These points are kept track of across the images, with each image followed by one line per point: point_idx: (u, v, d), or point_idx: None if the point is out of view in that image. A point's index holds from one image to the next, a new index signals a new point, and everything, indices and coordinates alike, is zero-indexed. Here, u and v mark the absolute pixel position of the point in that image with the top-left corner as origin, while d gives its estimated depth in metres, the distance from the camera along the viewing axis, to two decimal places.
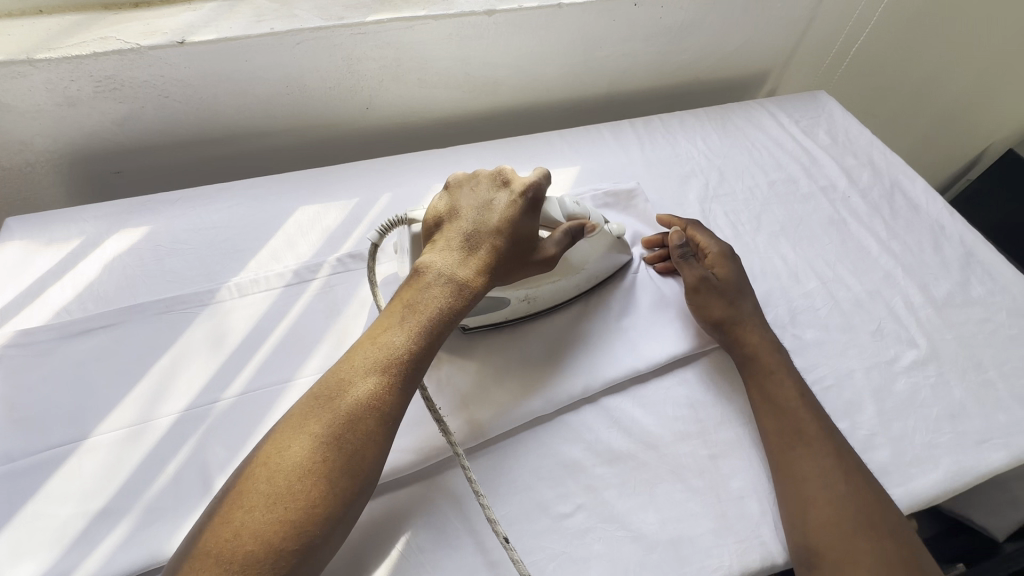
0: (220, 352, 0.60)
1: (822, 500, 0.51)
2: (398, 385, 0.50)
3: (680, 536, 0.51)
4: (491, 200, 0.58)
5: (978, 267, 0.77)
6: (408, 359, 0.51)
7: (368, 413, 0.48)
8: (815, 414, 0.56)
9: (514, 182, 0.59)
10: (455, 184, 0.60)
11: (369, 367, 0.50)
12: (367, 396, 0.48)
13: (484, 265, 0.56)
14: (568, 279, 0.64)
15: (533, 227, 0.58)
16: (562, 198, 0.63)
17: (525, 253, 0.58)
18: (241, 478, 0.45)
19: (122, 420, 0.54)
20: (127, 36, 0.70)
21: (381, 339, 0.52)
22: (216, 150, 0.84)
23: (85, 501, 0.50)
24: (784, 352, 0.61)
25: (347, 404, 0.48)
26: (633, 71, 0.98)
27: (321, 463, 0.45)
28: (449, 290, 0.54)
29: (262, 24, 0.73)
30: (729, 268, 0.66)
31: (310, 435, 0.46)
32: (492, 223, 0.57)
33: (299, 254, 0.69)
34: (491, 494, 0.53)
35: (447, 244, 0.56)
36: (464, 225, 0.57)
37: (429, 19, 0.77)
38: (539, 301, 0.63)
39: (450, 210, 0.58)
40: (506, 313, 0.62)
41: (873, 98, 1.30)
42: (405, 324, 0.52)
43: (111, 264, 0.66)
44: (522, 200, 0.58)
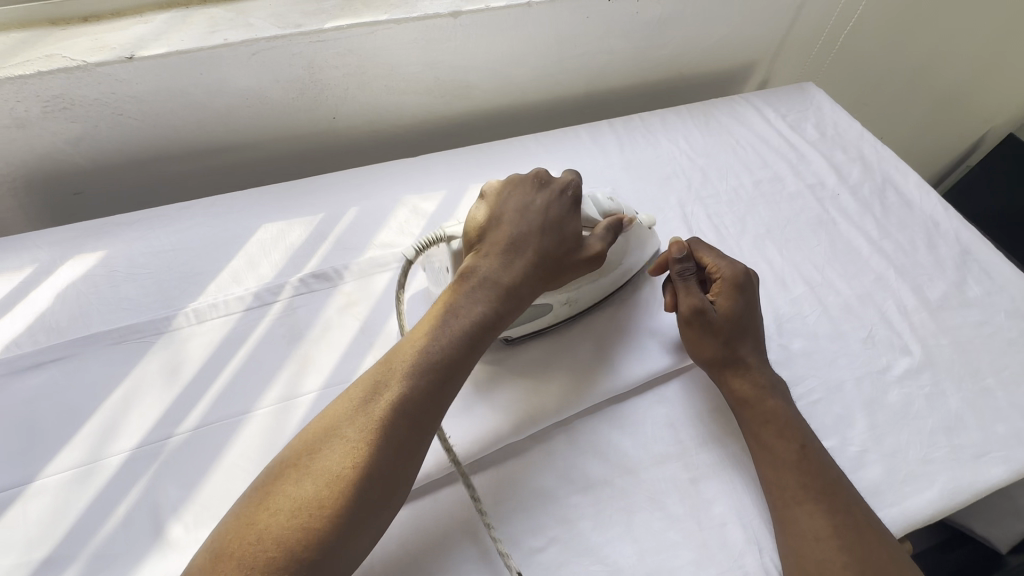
0: (175, 383, 0.57)
1: (835, 563, 0.46)
2: (434, 392, 0.48)
3: (659, 569, 0.48)
4: (531, 203, 0.58)
5: (974, 265, 0.74)
6: (445, 365, 0.49)
7: (404, 419, 0.46)
8: (819, 466, 0.51)
9: (556, 185, 0.59)
10: (493, 189, 0.59)
11: (406, 369, 0.48)
12: (402, 399, 0.47)
13: (525, 268, 0.55)
14: (607, 277, 0.62)
15: (576, 230, 0.57)
16: (594, 195, 0.61)
17: (569, 252, 0.56)
18: (269, 480, 0.44)
19: (71, 460, 0.52)
20: (73, 52, 0.66)
21: (418, 342, 0.50)
22: (178, 167, 0.81)
23: (30, 550, 0.47)
24: (784, 396, 0.56)
25: (381, 408, 0.46)
26: (612, 68, 0.95)
27: (352, 469, 0.43)
28: (489, 292, 0.53)
29: (215, 35, 0.70)
30: (736, 301, 0.59)
31: (344, 438, 0.44)
32: (533, 227, 0.56)
33: (260, 275, 0.66)
34: (459, 528, 0.50)
35: (489, 248, 0.55)
36: (506, 229, 0.56)
37: (391, 23, 0.74)
38: (581, 302, 0.62)
39: (492, 213, 0.57)
40: (551, 317, 0.61)
41: (865, 87, 1.26)
42: (444, 327, 0.51)
43: (63, 292, 0.63)
44: (563, 203, 0.58)
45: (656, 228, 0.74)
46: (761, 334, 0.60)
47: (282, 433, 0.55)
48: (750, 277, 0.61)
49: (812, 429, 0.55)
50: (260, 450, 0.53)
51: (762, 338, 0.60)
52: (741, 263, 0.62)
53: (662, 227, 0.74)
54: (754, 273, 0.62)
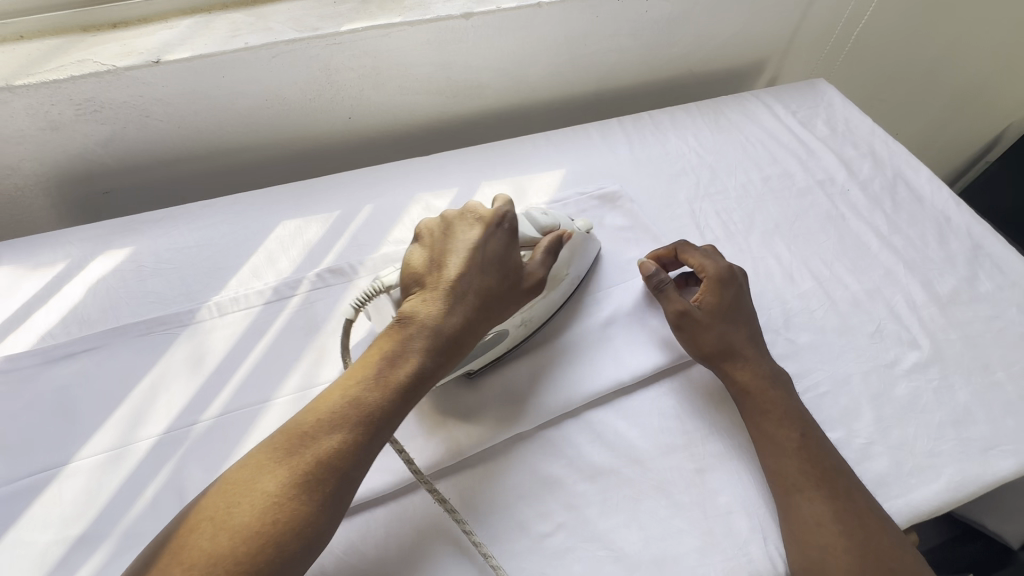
0: (200, 373, 0.60)
1: (836, 548, 0.48)
2: (363, 442, 0.46)
3: (664, 555, 0.50)
4: (473, 237, 0.55)
5: (986, 260, 0.74)
6: (376, 414, 0.47)
7: (328, 473, 0.44)
8: (818, 453, 0.53)
9: (494, 219, 0.56)
10: (433, 223, 0.56)
11: (332, 420, 0.46)
12: (327, 452, 0.45)
13: (467, 309, 0.52)
14: (557, 291, 0.62)
15: (516, 264, 0.55)
16: (530, 213, 0.60)
17: (509, 290, 0.55)
18: (185, 531, 0.42)
19: (103, 444, 0.55)
20: (103, 57, 0.70)
21: (346, 390, 0.47)
22: (201, 166, 0.84)
23: (66, 528, 0.50)
24: (784, 385, 0.57)
25: (304, 460, 0.44)
26: (621, 67, 0.96)
27: (269, 526, 0.42)
28: (426, 336, 0.50)
29: (237, 39, 0.73)
30: (723, 296, 0.60)
31: (263, 492, 0.43)
32: (474, 263, 0.53)
33: (279, 270, 0.69)
34: (470, 512, 0.51)
35: (427, 288, 0.52)
36: (446, 266, 0.53)
37: (404, 25, 0.76)
38: (535, 321, 0.61)
39: (430, 250, 0.54)
40: (508, 343, 0.59)
41: (879, 83, 1.25)
42: (378, 373, 0.48)
43: (93, 286, 0.66)
44: (506, 237, 0.55)
45: (664, 224, 0.75)
46: (754, 324, 0.61)
47: None
48: (736, 272, 0.63)
49: (812, 417, 0.56)
50: None
51: (757, 328, 0.61)
52: (723, 259, 0.64)
53: (671, 223, 0.75)
54: (738, 268, 0.64)
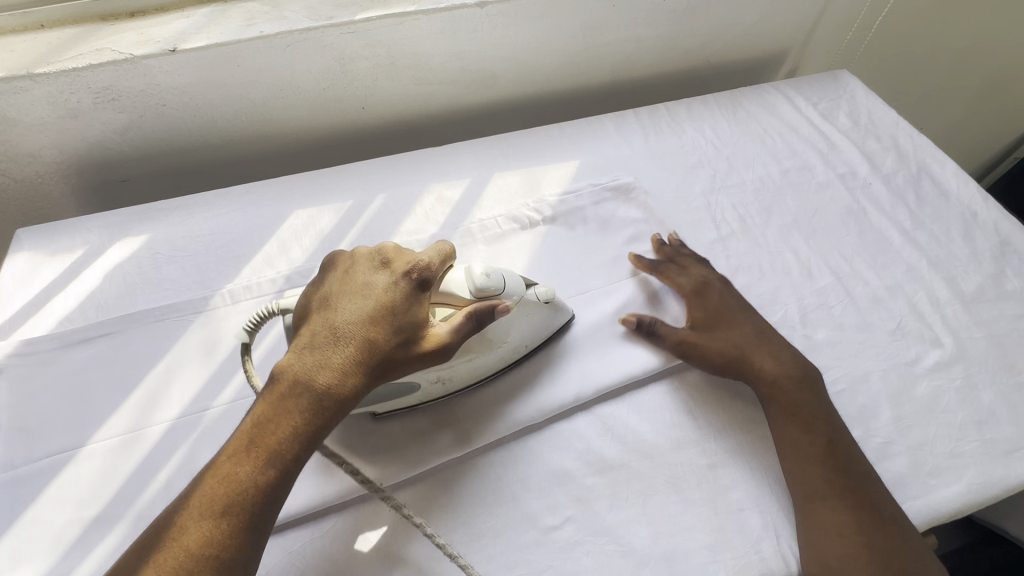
0: (212, 359, 0.60)
1: (859, 559, 0.46)
2: (239, 519, 0.43)
3: (674, 551, 0.49)
4: (367, 286, 0.51)
5: (1014, 258, 0.71)
6: (254, 487, 0.44)
7: (200, 560, 0.41)
8: (845, 461, 0.51)
9: (394, 262, 0.53)
10: (329, 273, 0.54)
11: (203, 504, 0.43)
12: (194, 542, 0.42)
13: (354, 366, 0.48)
14: (486, 356, 0.55)
15: (418, 310, 0.50)
16: (469, 269, 0.53)
17: (405, 343, 0.49)
18: None
19: (117, 428, 0.55)
20: (120, 46, 0.70)
21: (220, 468, 0.45)
22: (217, 155, 0.85)
23: (82, 507, 0.51)
24: (811, 384, 0.56)
25: (173, 553, 0.41)
26: (638, 57, 0.94)
27: None
28: (308, 400, 0.47)
29: (251, 28, 0.73)
30: (706, 305, 0.61)
31: None
32: (364, 313, 0.50)
33: (292, 259, 0.69)
34: (476, 504, 0.51)
35: (312, 342, 0.49)
36: (336, 317, 0.50)
37: (418, 14, 0.76)
38: (454, 382, 0.55)
39: (322, 302, 0.51)
40: (420, 395, 0.54)
41: (905, 75, 1.22)
42: (256, 444, 0.45)
43: (111, 272, 0.67)
44: (406, 280, 0.51)
45: (679, 217, 0.74)
46: (756, 318, 0.61)
47: None
48: (710, 276, 0.64)
49: (841, 422, 0.55)
50: None
51: (761, 322, 0.61)
52: (693, 266, 0.65)
53: (685, 216, 0.74)
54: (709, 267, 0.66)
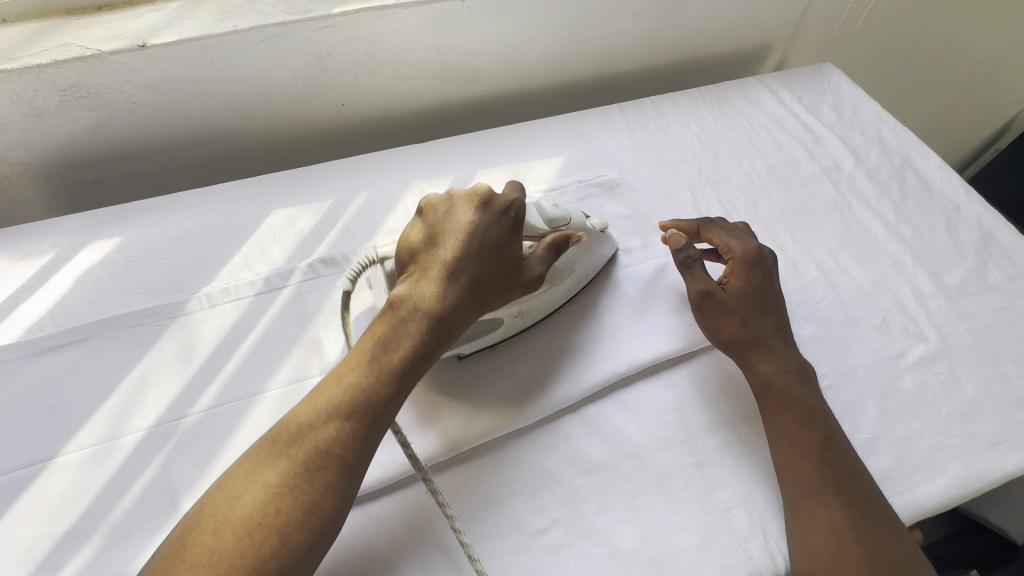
0: (189, 365, 0.59)
1: (849, 556, 0.46)
2: (361, 426, 0.46)
3: (661, 552, 0.49)
4: (466, 222, 0.54)
5: (996, 250, 0.72)
6: (375, 398, 0.47)
7: (329, 460, 0.44)
8: (841, 457, 0.50)
9: (492, 202, 0.55)
10: (430, 207, 0.56)
11: (328, 410, 0.46)
12: (323, 439, 0.45)
13: (461, 297, 0.52)
14: (561, 285, 0.60)
15: (518, 248, 0.54)
16: (539, 203, 0.58)
17: (506, 279, 0.53)
18: (191, 525, 0.42)
19: (90, 438, 0.54)
20: (87, 42, 0.68)
21: (343, 380, 0.48)
22: (193, 154, 0.83)
23: (53, 522, 0.49)
24: (810, 382, 0.55)
25: (302, 450, 0.44)
26: (622, 51, 0.93)
27: (272, 516, 0.42)
28: (422, 325, 0.50)
29: (224, 22, 0.70)
30: (747, 281, 0.58)
31: (265, 484, 0.43)
32: (469, 247, 0.53)
33: (271, 260, 0.68)
34: (462, 509, 0.50)
35: (421, 273, 0.52)
36: (442, 250, 0.53)
37: (397, 8, 0.74)
38: (534, 314, 0.59)
39: (424, 236, 0.54)
40: (504, 331, 0.58)
41: (889, 68, 1.22)
42: (374, 361, 0.49)
43: (82, 277, 0.65)
44: (505, 220, 0.54)
45: (665, 213, 0.73)
46: (781, 311, 0.59)
47: None
48: (766, 262, 0.61)
49: (835, 417, 0.54)
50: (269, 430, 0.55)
51: (784, 316, 0.59)
52: (749, 239, 0.62)
53: (672, 212, 0.73)
54: (767, 251, 0.62)
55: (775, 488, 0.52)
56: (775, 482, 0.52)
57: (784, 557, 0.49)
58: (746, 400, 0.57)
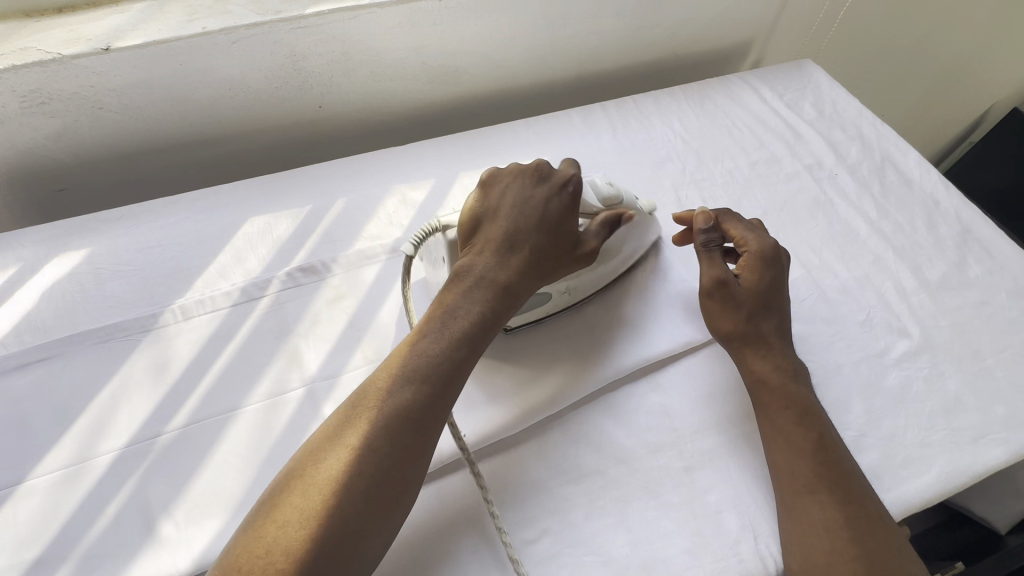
0: (163, 381, 0.57)
1: (843, 554, 0.45)
2: (439, 389, 0.47)
3: (652, 559, 0.48)
4: (532, 197, 0.56)
5: (975, 244, 0.73)
6: (450, 362, 0.48)
7: (411, 422, 0.45)
8: (835, 456, 0.50)
9: (552, 177, 0.57)
10: (491, 180, 0.57)
11: (403, 374, 0.46)
12: (405, 402, 0.45)
13: (527, 269, 0.53)
14: (607, 266, 0.61)
15: (575, 221, 0.57)
16: (593, 181, 0.60)
17: (564, 251, 0.56)
18: (273, 491, 0.42)
19: (59, 460, 0.51)
20: (47, 45, 0.65)
21: (415, 344, 0.48)
22: (165, 160, 0.80)
23: (20, 551, 0.47)
24: (804, 381, 0.55)
25: (383, 412, 0.44)
26: (604, 49, 0.92)
27: (359, 477, 0.42)
28: (487, 291, 0.52)
29: (193, 24, 0.68)
30: (761, 276, 0.57)
31: (350, 446, 0.43)
32: (533, 219, 0.55)
33: (248, 269, 0.65)
34: (452, 520, 0.49)
35: (488, 243, 0.54)
36: (507, 222, 0.55)
37: (374, 7, 0.72)
38: (579, 294, 0.61)
39: (488, 208, 0.55)
40: (550, 307, 0.60)
41: (867, 64, 1.23)
42: (448, 326, 0.50)
43: (47, 291, 0.62)
44: (564, 193, 0.57)
45: None
46: (785, 310, 0.58)
47: (270, 429, 0.54)
48: (781, 261, 0.59)
49: (827, 416, 0.54)
50: (249, 445, 0.53)
51: (787, 315, 0.58)
52: (768, 236, 0.60)
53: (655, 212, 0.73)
54: (784, 249, 0.60)
55: (763, 489, 0.52)
56: (764, 484, 0.52)
57: (775, 558, 0.49)
58: (734, 401, 0.57)
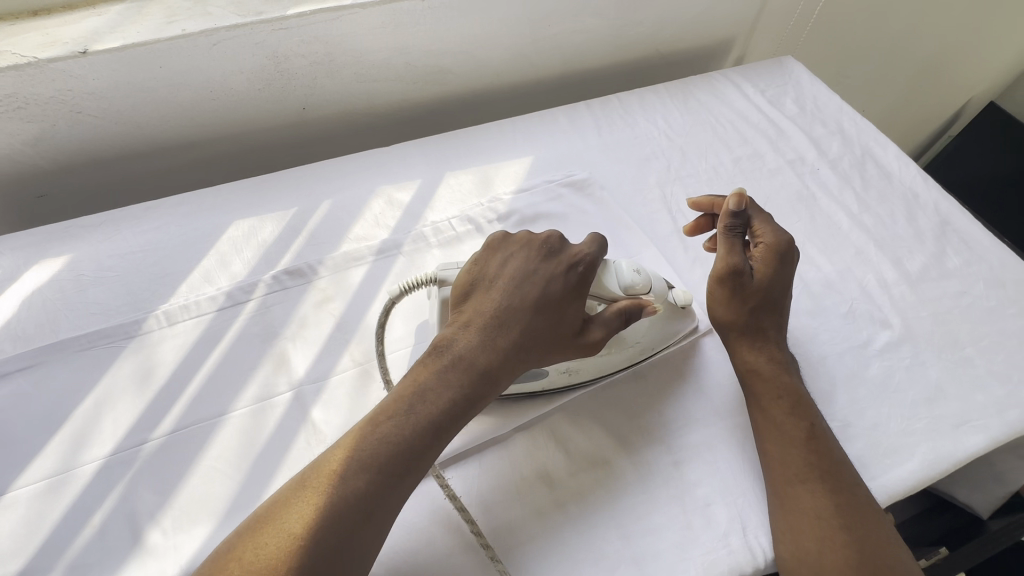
0: (148, 388, 0.56)
1: (834, 541, 0.46)
2: (391, 484, 0.44)
3: (643, 553, 0.48)
4: (533, 272, 0.53)
5: (953, 235, 0.74)
6: (407, 454, 0.45)
7: (354, 517, 0.42)
8: (825, 445, 0.51)
9: (563, 254, 0.54)
10: (495, 248, 0.55)
11: (359, 458, 0.44)
12: (354, 495, 0.42)
13: (507, 352, 0.50)
14: (620, 352, 0.56)
15: (579, 305, 0.52)
16: (619, 266, 0.55)
17: (557, 334, 0.51)
18: (217, 562, 0.41)
19: (42, 471, 0.51)
20: (23, 49, 0.64)
21: (379, 423, 0.46)
22: (146, 164, 0.79)
23: (5, 563, 0.47)
24: (795, 374, 0.55)
25: (331, 502, 0.42)
26: (588, 48, 0.93)
27: (289, 572, 0.39)
28: (462, 376, 0.49)
29: (172, 26, 0.68)
30: (773, 269, 0.58)
31: (290, 533, 0.40)
32: (527, 297, 0.52)
33: (233, 274, 0.65)
34: (445, 519, 0.49)
35: (476, 319, 0.51)
36: (500, 297, 0.52)
37: (356, 8, 0.72)
38: (582, 374, 0.56)
39: (485, 278, 0.53)
40: (546, 383, 0.55)
41: (847, 60, 1.25)
42: (413, 410, 0.47)
43: (27, 299, 0.61)
44: (570, 271, 0.53)
45: (636, 210, 0.73)
46: (785, 306, 0.59)
47: (258, 435, 0.54)
48: (793, 256, 0.59)
49: (816, 407, 0.55)
50: (237, 451, 0.53)
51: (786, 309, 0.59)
52: (785, 232, 0.60)
53: (642, 210, 0.73)
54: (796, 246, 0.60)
55: (751, 482, 0.52)
56: (753, 476, 0.53)
57: (766, 549, 0.49)
58: (720, 395, 0.57)
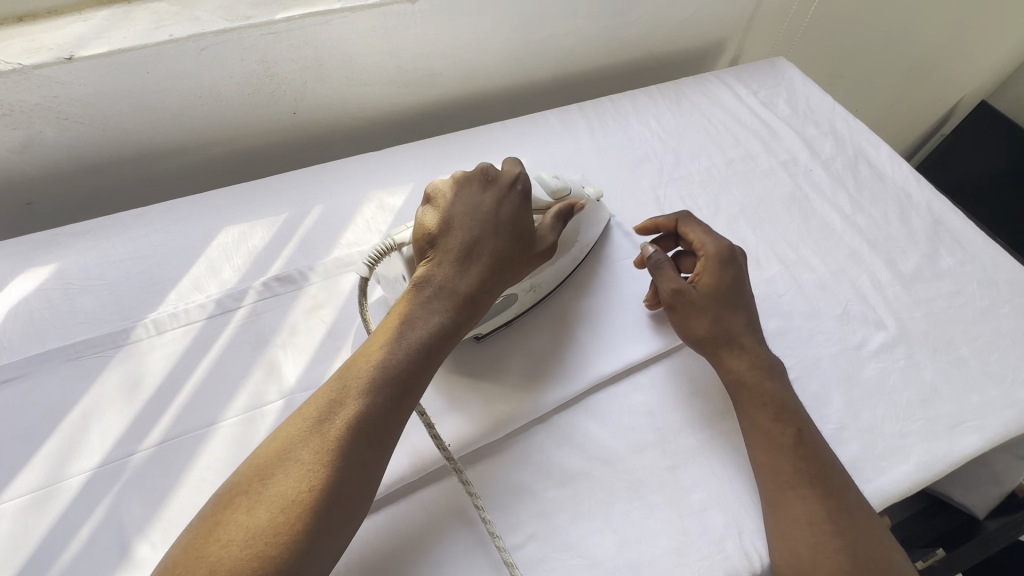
0: (136, 399, 0.55)
1: (827, 547, 0.46)
2: (393, 399, 0.46)
3: (639, 559, 0.48)
4: (482, 202, 0.56)
5: (946, 235, 0.74)
6: (403, 371, 0.47)
7: (364, 434, 0.44)
8: (813, 450, 0.51)
9: (500, 178, 0.57)
10: (441, 189, 0.56)
11: (357, 386, 0.46)
12: (357, 414, 0.44)
13: (482, 274, 0.53)
14: (566, 257, 0.63)
15: (528, 219, 0.57)
16: (541, 176, 0.61)
17: (520, 253, 0.56)
18: (219, 507, 0.41)
19: (28, 484, 0.50)
20: (9, 55, 0.63)
21: (370, 354, 0.48)
22: (136, 170, 0.78)
23: None
24: (781, 378, 0.55)
25: (336, 426, 0.44)
26: (580, 50, 0.93)
27: (312, 492, 0.41)
28: (446, 301, 0.51)
29: (160, 31, 0.67)
30: (721, 277, 0.58)
31: (300, 460, 0.42)
32: (486, 224, 0.55)
33: (222, 281, 0.64)
34: (438, 529, 0.49)
35: (444, 251, 0.53)
36: (464, 229, 0.54)
37: (345, 11, 0.71)
38: (544, 288, 0.62)
39: (443, 214, 0.55)
40: (518, 308, 0.60)
41: (840, 61, 1.25)
42: (401, 336, 0.49)
43: (14, 309, 0.60)
44: (513, 193, 0.57)
45: (629, 212, 0.73)
46: (752, 309, 0.59)
47: (248, 444, 0.53)
48: (737, 255, 0.60)
49: (805, 411, 0.54)
50: (228, 460, 0.52)
51: (755, 314, 0.59)
52: (722, 237, 0.61)
53: (634, 212, 0.73)
54: (738, 247, 0.61)
55: (747, 486, 0.52)
56: (748, 481, 0.52)
57: (761, 554, 0.49)
58: (714, 399, 0.57)
